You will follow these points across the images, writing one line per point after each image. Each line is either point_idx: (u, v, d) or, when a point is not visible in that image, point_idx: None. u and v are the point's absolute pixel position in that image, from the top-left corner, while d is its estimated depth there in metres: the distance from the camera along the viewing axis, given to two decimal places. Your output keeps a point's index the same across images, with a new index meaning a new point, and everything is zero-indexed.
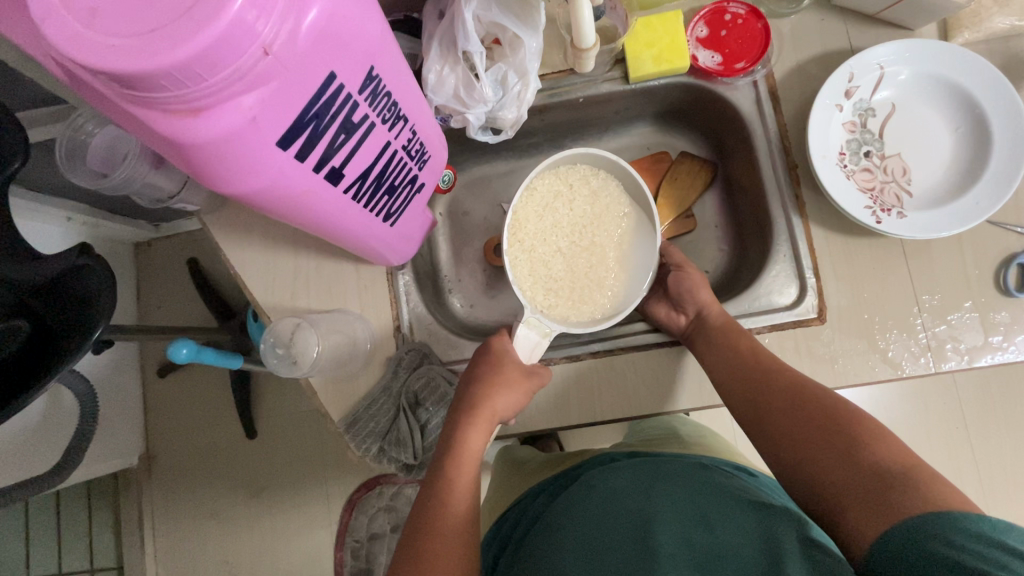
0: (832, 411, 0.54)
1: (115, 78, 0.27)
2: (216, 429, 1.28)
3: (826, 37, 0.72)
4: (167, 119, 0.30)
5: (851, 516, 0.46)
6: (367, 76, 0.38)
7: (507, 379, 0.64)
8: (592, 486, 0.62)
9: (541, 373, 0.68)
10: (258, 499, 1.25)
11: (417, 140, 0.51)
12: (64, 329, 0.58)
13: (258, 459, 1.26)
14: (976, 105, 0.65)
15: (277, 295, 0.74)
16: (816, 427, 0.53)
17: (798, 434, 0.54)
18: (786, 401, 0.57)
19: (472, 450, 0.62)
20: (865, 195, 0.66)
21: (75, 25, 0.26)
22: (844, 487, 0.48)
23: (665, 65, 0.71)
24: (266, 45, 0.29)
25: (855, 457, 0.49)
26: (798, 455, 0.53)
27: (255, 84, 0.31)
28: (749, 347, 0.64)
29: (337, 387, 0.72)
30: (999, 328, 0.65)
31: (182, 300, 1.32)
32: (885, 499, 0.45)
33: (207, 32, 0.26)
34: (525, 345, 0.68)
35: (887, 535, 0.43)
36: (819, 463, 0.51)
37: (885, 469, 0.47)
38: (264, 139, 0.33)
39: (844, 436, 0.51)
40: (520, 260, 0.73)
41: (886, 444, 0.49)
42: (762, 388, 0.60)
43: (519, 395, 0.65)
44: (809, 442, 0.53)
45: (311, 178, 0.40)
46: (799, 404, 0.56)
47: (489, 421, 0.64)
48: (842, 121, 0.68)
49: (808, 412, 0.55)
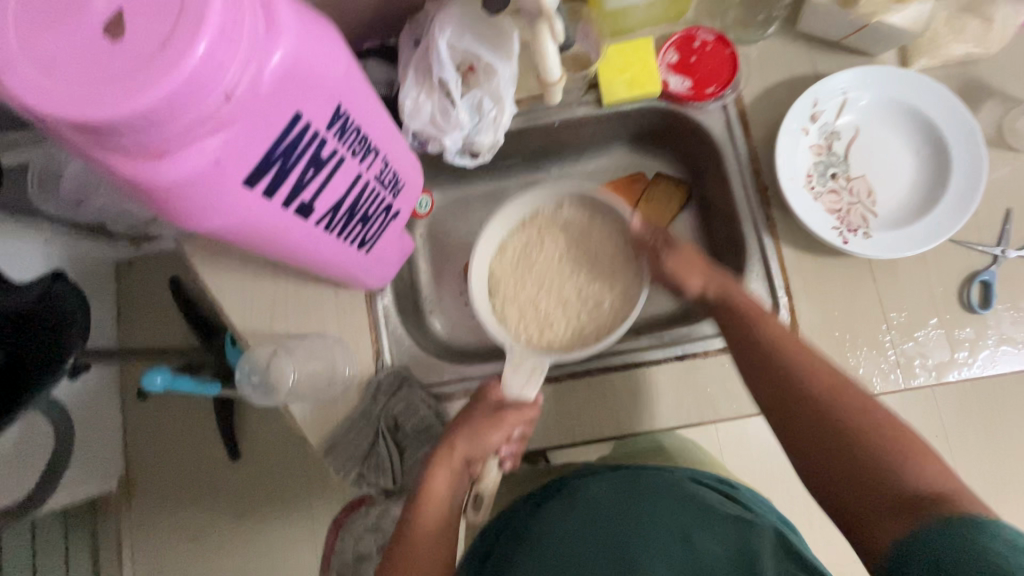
0: (869, 418, 0.48)
1: (77, 128, 0.27)
2: (199, 450, 1.26)
3: (792, 62, 0.74)
4: (130, 162, 0.30)
5: (881, 533, 0.44)
6: (335, 114, 0.39)
7: (476, 412, 0.63)
8: (575, 496, 0.61)
9: (532, 409, 0.64)
10: (242, 524, 1.23)
11: (389, 170, 0.51)
12: (35, 350, 0.64)
13: (241, 481, 1.24)
14: (934, 129, 0.68)
15: (256, 321, 0.73)
16: (853, 441, 0.48)
17: (831, 445, 0.48)
18: (815, 398, 0.51)
19: (436, 494, 0.60)
20: (832, 216, 0.68)
21: (35, 75, 0.27)
22: (875, 502, 0.45)
23: (638, 90, 0.72)
24: (228, 91, 0.30)
25: (892, 477, 0.45)
26: (827, 464, 0.49)
27: (218, 129, 0.31)
28: (774, 339, 0.56)
29: (317, 412, 0.72)
30: (964, 344, 0.67)
31: (163, 320, 1.30)
32: (919, 521, 0.42)
33: (167, 83, 0.27)
34: (516, 380, 0.65)
35: (915, 542, 0.42)
36: (848, 473, 0.47)
37: (925, 494, 0.43)
38: (229, 179, 0.33)
39: (884, 453, 0.46)
40: (504, 306, 0.75)
41: (926, 461, 0.45)
42: (796, 387, 0.52)
43: (497, 434, 0.62)
44: (844, 452, 0.48)
45: (279, 213, 0.40)
46: (833, 409, 0.50)
47: (454, 459, 0.62)
48: (809, 144, 0.70)
49: (843, 421, 0.49)
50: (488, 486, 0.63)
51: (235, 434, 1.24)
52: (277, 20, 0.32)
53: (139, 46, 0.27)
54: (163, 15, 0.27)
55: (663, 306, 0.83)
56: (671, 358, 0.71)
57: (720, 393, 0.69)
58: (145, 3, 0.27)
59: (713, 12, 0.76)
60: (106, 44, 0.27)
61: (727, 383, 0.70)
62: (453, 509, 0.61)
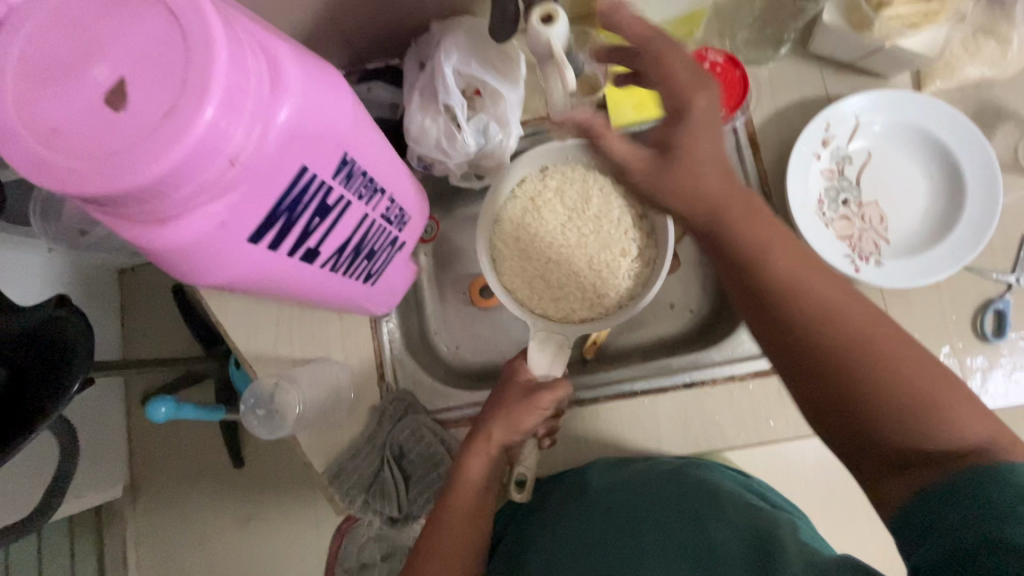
0: (886, 351, 0.39)
1: (81, 200, 0.27)
2: (204, 459, 1.26)
3: (803, 84, 0.73)
4: (134, 227, 0.30)
5: (896, 484, 0.38)
6: (341, 162, 0.38)
7: (510, 399, 0.67)
8: (608, 470, 0.67)
9: (562, 387, 0.68)
10: (245, 530, 1.22)
11: (396, 206, 0.51)
12: (49, 375, 0.65)
13: (245, 492, 1.23)
14: (949, 154, 0.66)
15: (259, 344, 0.73)
16: (882, 382, 0.38)
17: (855, 390, 0.39)
18: (828, 331, 0.40)
19: (471, 477, 0.65)
20: (843, 243, 0.67)
21: (38, 149, 0.26)
22: (892, 452, 0.39)
23: (646, 113, 0.71)
24: (233, 157, 0.29)
25: (923, 426, 0.38)
26: (849, 409, 0.39)
27: (224, 193, 0.30)
28: (782, 281, 0.42)
29: (321, 437, 0.72)
30: (976, 372, 0.66)
31: (167, 329, 1.30)
32: (940, 473, 0.37)
33: (171, 157, 0.26)
34: (541, 362, 0.66)
35: (928, 497, 0.36)
36: (871, 416, 0.39)
37: (951, 448, 0.37)
38: (234, 238, 0.33)
39: (914, 398, 0.38)
40: (513, 276, 0.71)
41: (962, 409, 0.38)
42: (790, 317, 0.41)
43: (533, 416, 0.67)
44: (861, 393, 0.39)
45: (284, 262, 0.39)
46: (849, 340, 0.40)
47: (491, 446, 0.66)
48: (820, 169, 0.69)
49: (865, 358, 0.39)
50: (527, 465, 0.70)
51: (238, 445, 1.23)
52: (283, 78, 0.31)
53: (142, 117, 0.26)
54: (166, 83, 0.26)
55: (672, 328, 0.81)
56: (682, 385, 0.70)
57: (728, 422, 0.69)
58: (147, 70, 0.26)
59: (722, 30, 0.75)
60: (108, 114, 0.26)
61: (735, 412, 0.69)
62: (489, 490, 0.66)
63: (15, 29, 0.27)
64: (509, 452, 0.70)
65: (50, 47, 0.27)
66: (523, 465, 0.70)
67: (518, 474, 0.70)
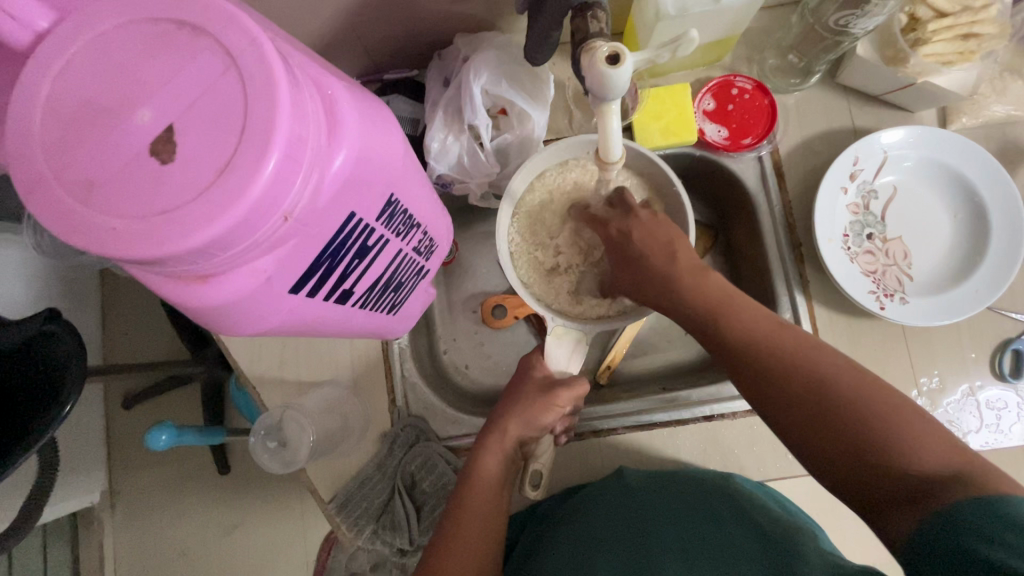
0: (849, 383, 0.39)
1: (118, 258, 0.24)
2: (188, 462, 1.15)
3: (830, 115, 0.72)
4: (173, 284, 0.27)
5: (896, 518, 0.35)
6: (386, 203, 0.35)
7: (527, 394, 0.63)
8: (621, 476, 0.65)
9: (581, 385, 0.63)
10: (228, 540, 1.09)
11: (427, 238, 0.48)
12: (41, 394, 0.61)
13: (227, 498, 1.11)
14: (975, 193, 0.66)
15: (264, 364, 0.69)
16: (843, 412, 0.38)
17: (816, 416, 0.40)
18: (780, 367, 0.42)
19: (485, 475, 0.60)
20: (868, 278, 0.66)
21: (72, 204, 0.23)
22: (876, 491, 0.36)
23: (673, 138, 0.69)
24: (287, 213, 0.26)
25: (890, 462, 0.36)
26: (815, 439, 0.39)
27: (271, 249, 0.28)
28: (743, 338, 0.45)
29: (327, 465, 0.68)
30: (993, 412, 0.66)
31: (149, 328, 1.16)
32: (924, 510, 0.33)
33: (225, 219, 0.23)
34: (559, 358, 0.65)
35: (926, 536, 0.33)
36: (839, 450, 0.38)
37: (932, 480, 0.34)
38: (276, 291, 0.30)
39: (874, 432, 0.37)
40: (530, 271, 0.67)
41: (931, 442, 0.36)
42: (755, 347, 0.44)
43: (551, 414, 0.62)
44: (835, 415, 0.39)
45: (321, 306, 0.37)
46: (804, 371, 0.41)
47: (507, 442, 0.62)
48: (846, 202, 0.68)
49: (822, 384, 0.40)
50: (544, 461, 0.65)
51: (225, 447, 1.11)
52: (340, 123, 0.28)
53: (194, 173, 0.23)
54: (220, 134, 0.24)
55: (683, 354, 0.79)
56: (702, 418, 0.69)
57: (748, 456, 0.68)
58: (199, 119, 0.24)
59: (750, 56, 0.74)
60: (153, 167, 0.23)
61: (755, 446, 0.68)
62: (505, 489, 0.61)
63: (43, 63, 0.24)
64: (522, 450, 0.65)
65: (84, 85, 0.24)
66: (538, 462, 0.66)
67: (534, 473, 0.66)
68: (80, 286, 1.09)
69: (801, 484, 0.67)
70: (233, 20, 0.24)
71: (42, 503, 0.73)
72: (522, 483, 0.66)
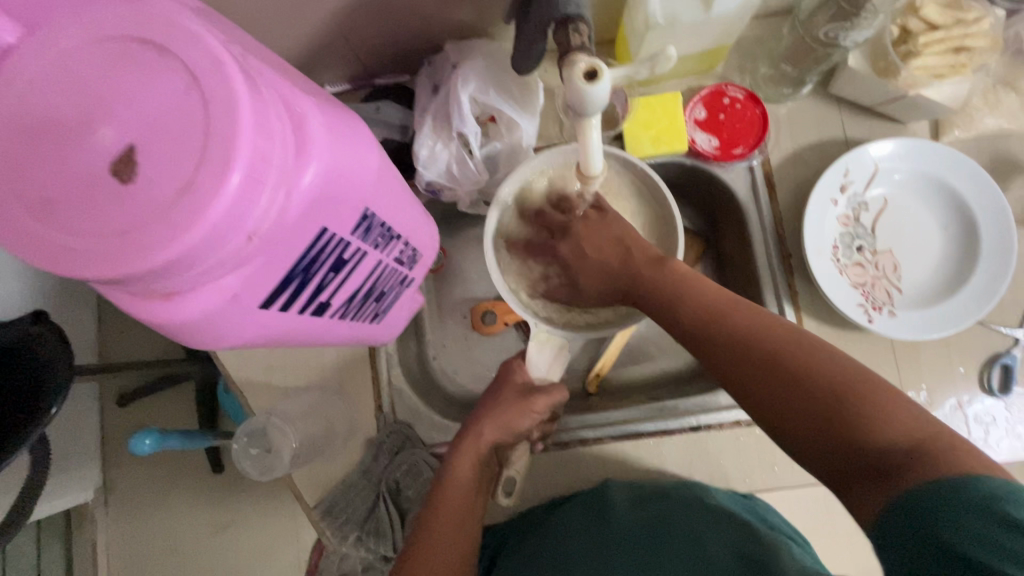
0: (803, 354, 0.42)
1: (79, 277, 0.24)
2: (182, 461, 1.15)
3: (822, 125, 0.71)
4: (139, 301, 0.27)
5: (864, 494, 0.36)
6: (362, 217, 0.35)
7: (504, 402, 0.63)
8: (603, 500, 0.62)
9: (559, 391, 0.65)
10: (219, 540, 1.09)
11: (408, 248, 0.47)
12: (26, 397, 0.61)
13: (218, 498, 1.11)
14: (965, 206, 0.66)
15: (251, 368, 0.69)
16: (801, 386, 0.40)
17: (781, 397, 0.41)
18: (738, 345, 0.45)
19: (461, 482, 0.59)
20: (857, 291, 0.66)
21: (31, 223, 0.23)
22: (846, 466, 0.37)
23: (664, 148, 0.69)
24: (252, 231, 0.26)
25: (849, 430, 0.37)
26: (787, 420, 0.41)
27: (238, 266, 0.27)
28: (709, 326, 0.48)
29: (313, 469, 0.68)
30: (981, 426, 0.66)
31: (144, 328, 1.16)
32: (887, 483, 0.34)
33: (185, 238, 0.23)
34: (540, 364, 0.66)
35: (890, 510, 0.33)
36: (801, 421, 0.40)
37: (892, 447, 0.35)
38: (245, 308, 0.30)
39: (832, 401, 0.39)
40: (516, 279, 0.66)
41: (889, 413, 0.37)
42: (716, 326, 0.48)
43: (528, 418, 0.63)
44: (794, 385, 0.41)
45: (295, 319, 0.36)
46: (768, 354, 0.43)
47: (482, 445, 0.62)
48: (836, 214, 0.68)
49: (777, 363, 0.42)
50: (518, 467, 0.65)
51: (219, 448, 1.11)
52: (309, 139, 0.28)
53: (153, 191, 0.23)
54: (181, 153, 0.23)
55: (673, 363, 0.79)
56: (687, 428, 0.69)
57: (734, 467, 0.68)
58: (159, 137, 0.23)
59: (743, 65, 0.73)
60: (113, 185, 0.23)
61: (741, 457, 0.68)
62: (479, 494, 0.60)
63: (6, 83, 0.24)
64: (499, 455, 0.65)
65: (44, 104, 0.24)
66: (512, 469, 0.66)
67: (508, 479, 0.65)
68: (74, 285, 1.09)
69: (786, 496, 0.67)
70: (196, 39, 0.24)
71: (30, 507, 0.72)
72: (496, 489, 0.66)
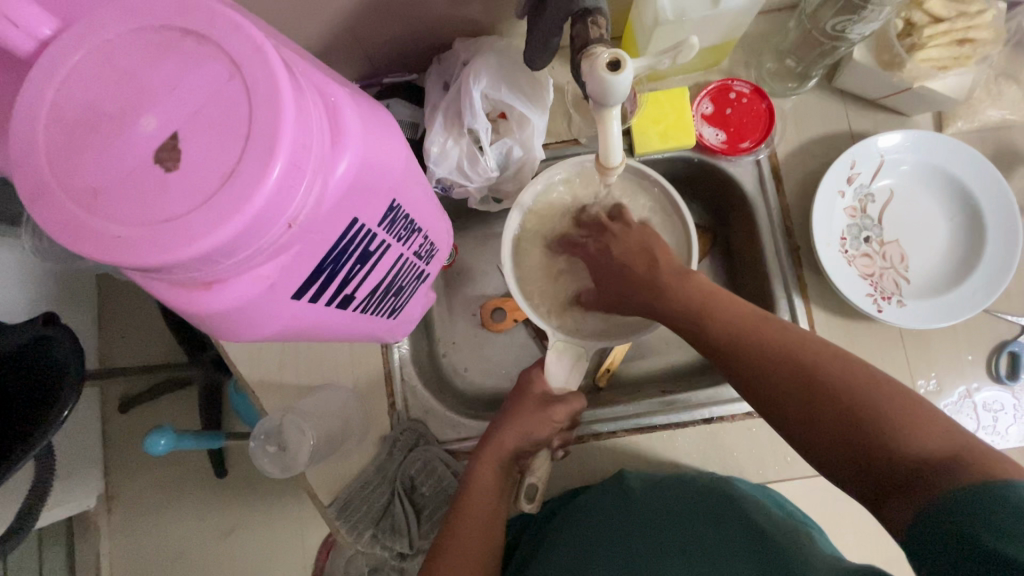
0: (835, 369, 0.41)
1: (121, 265, 0.24)
2: (187, 466, 1.14)
3: (826, 119, 0.72)
4: (177, 290, 0.27)
5: (895, 506, 0.35)
6: (388, 208, 0.35)
7: (525, 409, 0.63)
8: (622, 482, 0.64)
9: (578, 400, 0.64)
10: (226, 544, 1.08)
11: (428, 242, 0.48)
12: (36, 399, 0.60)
13: (223, 502, 1.11)
14: (972, 197, 0.67)
15: (263, 368, 0.69)
16: (829, 398, 0.40)
17: (803, 407, 0.42)
18: (770, 361, 0.45)
19: (483, 486, 0.60)
20: (866, 281, 0.67)
21: (77, 210, 0.23)
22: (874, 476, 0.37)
23: (671, 142, 0.69)
24: (291, 219, 0.26)
25: (881, 443, 0.37)
26: (810, 430, 0.41)
27: (275, 254, 0.28)
28: (727, 335, 0.49)
29: (327, 468, 0.68)
30: (990, 414, 0.66)
31: (148, 332, 1.15)
32: (916, 497, 0.34)
33: (231, 224, 0.23)
34: (559, 373, 0.65)
35: (924, 521, 0.33)
36: (829, 433, 0.39)
37: (925, 460, 0.35)
38: (279, 297, 0.30)
39: (858, 412, 0.38)
40: (532, 282, 0.68)
41: (919, 426, 0.36)
42: (737, 341, 0.48)
43: (548, 428, 0.63)
44: (824, 400, 0.40)
45: (322, 312, 0.36)
46: (797, 365, 0.43)
47: (503, 453, 0.62)
48: (844, 206, 0.69)
49: (806, 379, 0.42)
50: (540, 475, 0.66)
51: (221, 452, 1.11)
52: (344, 128, 0.28)
53: (197, 179, 0.23)
54: (225, 140, 0.24)
55: (681, 357, 0.80)
56: (701, 419, 0.69)
57: (747, 458, 0.68)
58: (203, 125, 0.24)
59: (748, 60, 0.74)
60: (157, 173, 0.23)
61: (754, 448, 0.68)
62: (503, 499, 0.61)
63: (47, 72, 0.24)
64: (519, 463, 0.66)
65: (88, 93, 0.24)
66: (533, 476, 0.67)
67: (529, 486, 0.67)
68: (77, 291, 1.08)
69: (797, 486, 0.67)
70: (237, 28, 0.24)
71: (39, 510, 0.72)
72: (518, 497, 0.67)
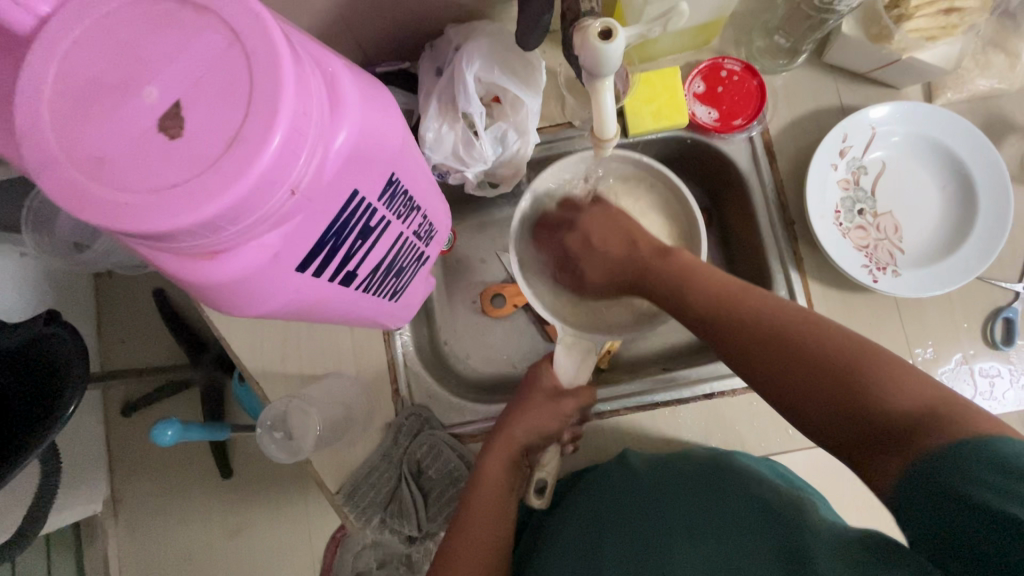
0: (818, 332, 0.43)
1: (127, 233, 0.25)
2: (192, 466, 1.14)
3: (818, 94, 0.73)
4: (182, 260, 0.28)
5: (879, 460, 0.37)
6: (387, 182, 0.36)
7: (535, 401, 0.65)
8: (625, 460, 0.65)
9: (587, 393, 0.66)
10: (234, 541, 1.09)
11: (427, 222, 0.48)
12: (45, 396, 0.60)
13: (230, 500, 1.11)
14: (962, 166, 0.67)
15: (266, 360, 0.70)
16: (812, 358, 0.42)
17: (785, 366, 0.43)
18: (755, 324, 0.47)
19: (493, 479, 0.61)
20: (861, 253, 0.67)
21: (83, 179, 0.24)
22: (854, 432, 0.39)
23: (665, 121, 0.69)
24: (293, 187, 0.27)
25: (863, 399, 0.38)
26: (794, 388, 0.43)
27: (278, 223, 0.28)
28: (715, 299, 0.51)
29: (333, 457, 0.69)
30: (986, 379, 0.67)
31: (148, 334, 1.15)
32: (900, 450, 0.35)
33: (234, 189, 0.24)
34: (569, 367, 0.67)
35: (910, 475, 0.34)
36: (812, 390, 0.41)
37: (905, 415, 0.37)
38: (283, 269, 0.31)
39: (840, 370, 0.40)
40: None
41: (900, 384, 0.38)
42: (722, 306, 0.50)
43: (557, 421, 0.65)
44: (806, 360, 0.42)
45: (324, 288, 0.37)
46: (780, 326, 0.45)
47: (512, 446, 0.63)
48: (837, 179, 0.69)
49: (790, 341, 0.44)
50: (550, 469, 0.64)
51: (225, 450, 1.11)
52: (342, 99, 0.29)
53: (200, 147, 0.24)
54: (226, 108, 0.24)
55: (681, 336, 0.80)
56: (703, 395, 0.70)
57: (749, 432, 0.69)
58: (204, 94, 0.24)
59: (738, 39, 0.75)
60: (161, 142, 0.24)
61: (755, 421, 0.69)
62: (512, 494, 0.61)
63: (49, 46, 0.24)
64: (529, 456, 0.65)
65: (90, 65, 0.24)
66: (544, 470, 0.65)
67: (538, 480, 0.64)
68: (76, 294, 1.08)
69: (799, 458, 0.68)
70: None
71: (48, 508, 0.72)
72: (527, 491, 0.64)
